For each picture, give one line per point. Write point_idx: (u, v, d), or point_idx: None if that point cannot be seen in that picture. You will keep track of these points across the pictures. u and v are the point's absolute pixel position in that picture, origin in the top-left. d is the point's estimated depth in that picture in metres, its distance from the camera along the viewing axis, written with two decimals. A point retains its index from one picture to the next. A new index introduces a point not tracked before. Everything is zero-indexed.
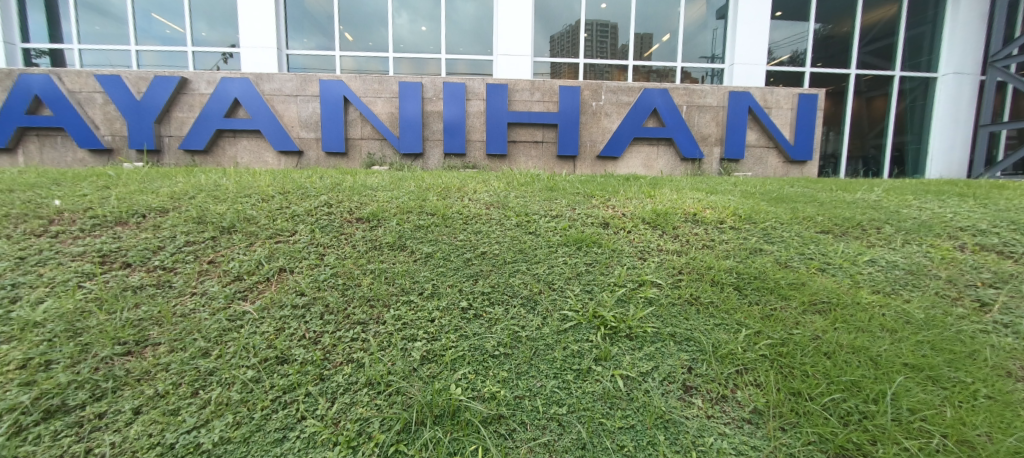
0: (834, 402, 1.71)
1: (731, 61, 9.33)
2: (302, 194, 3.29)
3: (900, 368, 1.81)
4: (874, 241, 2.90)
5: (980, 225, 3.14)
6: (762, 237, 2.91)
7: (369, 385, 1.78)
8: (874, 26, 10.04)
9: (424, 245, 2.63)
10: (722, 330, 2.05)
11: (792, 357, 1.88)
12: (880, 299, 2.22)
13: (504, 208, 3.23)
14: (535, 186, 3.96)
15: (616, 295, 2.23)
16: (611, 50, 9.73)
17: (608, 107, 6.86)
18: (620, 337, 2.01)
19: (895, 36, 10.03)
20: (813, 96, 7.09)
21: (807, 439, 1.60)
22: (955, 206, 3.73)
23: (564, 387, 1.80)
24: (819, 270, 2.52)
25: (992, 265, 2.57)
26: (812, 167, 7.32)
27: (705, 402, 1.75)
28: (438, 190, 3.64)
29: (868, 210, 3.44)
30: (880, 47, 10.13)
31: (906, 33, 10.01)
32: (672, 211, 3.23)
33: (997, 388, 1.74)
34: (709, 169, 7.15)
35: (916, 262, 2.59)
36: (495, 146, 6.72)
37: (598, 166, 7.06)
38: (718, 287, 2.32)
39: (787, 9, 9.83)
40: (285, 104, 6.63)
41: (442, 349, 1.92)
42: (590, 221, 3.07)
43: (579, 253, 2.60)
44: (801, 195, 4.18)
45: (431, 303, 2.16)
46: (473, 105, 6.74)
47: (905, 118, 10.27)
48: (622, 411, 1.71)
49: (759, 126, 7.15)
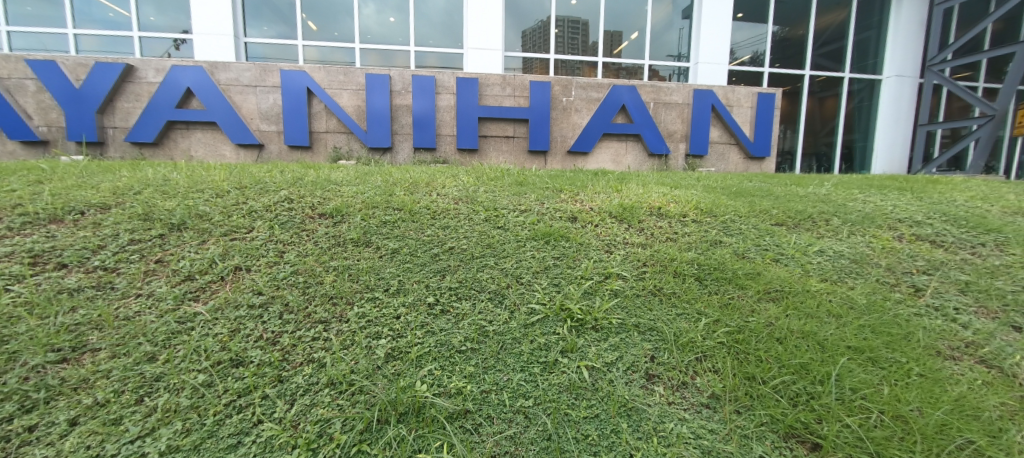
0: (785, 385, 1.80)
1: (695, 60, 9.60)
2: (260, 188, 3.17)
3: (843, 351, 1.93)
4: (822, 232, 3.07)
5: (916, 216, 3.38)
6: (721, 229, 3.02)
7: (330, 385, 1.74)
8: (827, 29, 10.55)
9: (390, 240, 2.58)
10: (683, 319, 2.12)
11: (747, 343, 1.97)
12: (827, 287, 2.36)
13: (472, 202, 3.21)
14: (505, 181, 3.95)
15: (583, 288, 2.27)
16: (582, 46, 9.80)
17: (578, 103, 6.91)
18: (586, 329, 2.05)
19: (845, 39, 10.58)
20: (771, 95, 7.41)
21: (760, 421, 1.68)
22: (895, 199, 4.00)
23: (531, 380, 1.82)
24: (773, 261, 2.65)
25: (926, 253, 2.76)
26: (770, 163, 7.65)
27: (667, 390, 1.81)
28: (405, 185, 3.59)
29: (818, 204, 3.63)
30: (831, 50, 10.67)
31: (855, 37, 10.58)
32: (637, 205, 3.30)
33: (927, 366, 1.88)
34: (675, 164, 7.33)
35: (860, 251, 2.76)
36: (466, 141, 6.66)
37: (569, 160, 7.12)
38: (680, 278, 2.40)
39: (747, 10, 10.19)
40: (242, 95, 6.34)
41: (407, 346, 1.90)
42: (558, 215, 3.10)
43: (547, 248, 2.62)
44: (758, 190, 4.35)
45: (397, 299, 2.14)
46: (443, 99, 6.64)
47: (854, 117, 10.87)
48: (587, 401, 1.74)
49: (721, 123, 7.40)
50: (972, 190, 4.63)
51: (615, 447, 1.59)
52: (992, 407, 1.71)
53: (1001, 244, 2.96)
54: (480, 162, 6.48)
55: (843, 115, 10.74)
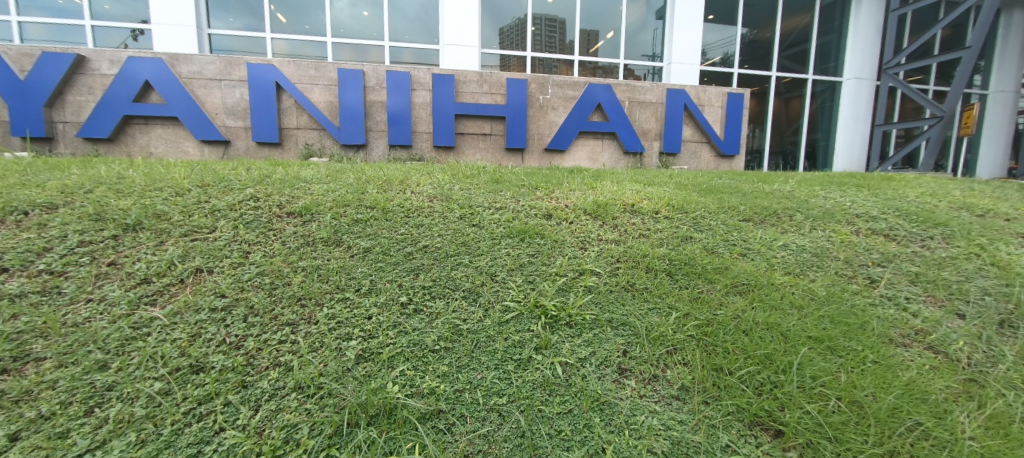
0: (751, 375, 1.86)
1: (669, 60, 9.78)
2: (224, 186, 3.05)
3: (805, 341, 2.01)
4: (786, 227, 3.18)
5: (872, 212, 3.55)
6: (692, 225, 3.10)
7: (297, 389, 1.69)
8: (792, 32, 10.93)
9: (361, 239, 2.53)
10: (655, 314, 2.16)
11: (715, 336, 2.02)
12: (791, 280, 2.45)
13: (447, 200, 3.18)
14: (481, 178, 3.92)
15: (557, 285, 2.28)
16: (559, 45, 9.84)
17: (554, 101, 6.94)
18: (560, 325, 2.06)
19: (809, 42, 10.98)
20: (740, 95, 7.63)
21: (727, 410, 1.73)
22: (854, 196, 4.19)
23: (504, 378, 1.81)
24: (740, 255, 2.73)
25: (881, 247, 2.90)
26: (739, 161, 7.88)
27: (639, 383, 1.84)
28: (379, 182, 3.52)
29: (783, 200, 3.77)
30: (796, 52, 11.06)
31: (818, 40, 11.01)
32: (612, 202, 3.34)
33: (881, 353, 1.97)
34: (649, 162, 7.45)
35: (821, 245, 2.88)
36: (442, 138, 6.59)
37: (546, 158, 7.14)
38: (653, 274, 2.44)
39: (718, 12, 10.44)
40: (206, 89, 6.08)
41: (379, 347, 1.87)
42: (533, 212, 3.11)
43: (522, 245, 2.62)
44: (727, 187, 4.48)
45: (369, 299, 2.10)
46: (419, 96, 6.55)
47: (817, 118, 11.30)
48: (560, 397, 1.75)
49: (693, 122, 7.57)
50: (922, 187, 4.89)
51: (588, 442, 1.61)
52: (938, 391, 1.81)
53: (948, 237, 3.13)
54: (456, 160, 6.43)
55: (807, 115, 11.16)
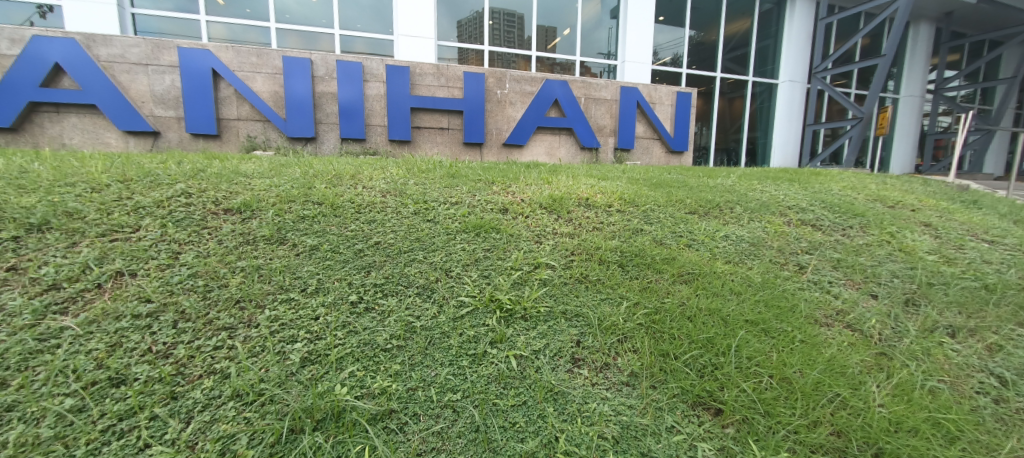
0: (695, 358, 1.95)
1: (622, 59, 10.07)
2: (150, 181, 2.81)
3: (743, 324, 2.13)
4: (728, 219, 3.36)
5: (802, 204, 3.82)
6: (642, 218, 3.20)
7: (235, 397, 1.59)
8: (735, 35, 11.51)
9: (308, 237, 2.41)
10: (607, 303, 2.21)
11: (663, 323, 2.11)
12: (731, 268, 2.59)
13: (401, 195, 3.10)
14: (436, 173, 3.85)
15: (512, 279, 2.29)
16: (518, 40, 9.81)
17: (512, 95, 6.92)
18: (514, 319, 2.06)
19: (750, 45, 11.62)
20: (688, 94, 7.97)
21: (672, 393, 1.81)
22: (787, 190, 4.49)
23: (459, 373, 1.80)
24: (686, 246, 2.85)
25: (809, 236, 3.13)
26: (688, 157, 8.23)
27: (591, 372, 1.88)
28: (327, 177, 3.37)
29: (725, 194, 3.97)
30: (739, 55, 11.66)
31: (757, 44, 11.69)
32: (567, 196, 3.38)
33: (808, 333, 2.13)
34: (605, 157, 7.62)
35: (758, 235, 3.06)
36: (397, 132, 6.40)
37: (504, 153, 7.12)
38: (605, 265, 2.50)
39: (668, 13, 10.82)
40: (130, 75, 5.58)
41: (326, 349, 1.79)
42: (489, 207, 3.09)
43: (477, 240, 2.60)
44: (675, 181, 4.67)
45: (316, 299, 2.00)
46: (372, 87, 6.31)
47: (757, 116, 12.00)
48: (515, 390, 1.76)
49: (646, 119, 7.83)
50: (845, 182, 5.32)
51: (541, 432, 1.63)
52: (855, 364, 1.98)
53: (865, 226, 3.43)
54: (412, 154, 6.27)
55: (748, 114, 11.80)
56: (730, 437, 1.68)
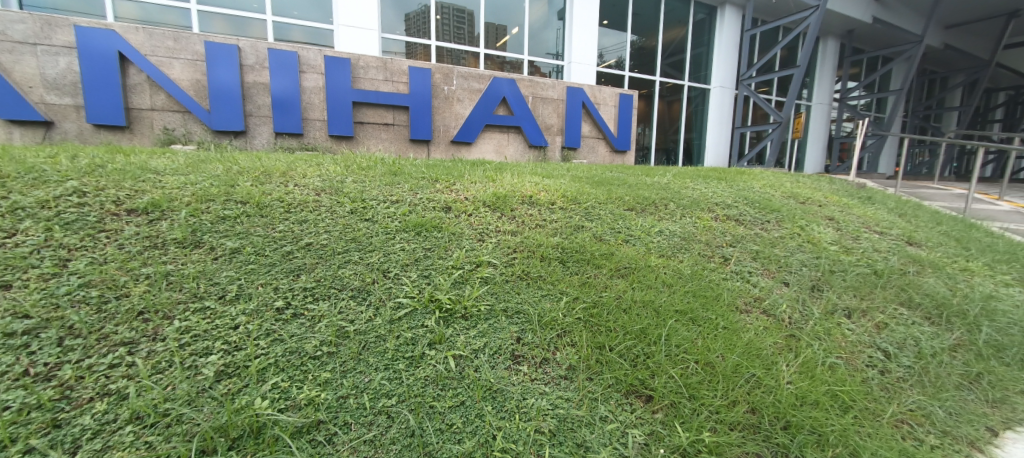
0: (628, 349, 2.02)
1: (569, 59, 10.31)
2: (33, 179, 2.47)
3: (672, 315, 2.24)
4: (662, 215, 3.53)
5: (728, 201, 4.08)
6: (583, 215, 3.27)
7: (134, 421, 1.45)
8: (673, 42, 12.10)
9: (228, 239, 2.23)
10: (548, 299, 2.24)
11: (600, 316, 2.17)
12: (663, 261, 2.72)
13: (336, 194, 2.95)
14: (377, 170, 3.72)
15: (453, 278, 2.25)
16: (468, 36, 9.68)
17: (460, 92, 6.81)
18: (454, 318, 2.03)
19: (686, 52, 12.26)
20: (629, 96, 8.32)
21: (607, 384, 1.86)
22: (716, 187, 4.79)
23: (395, 377, 1.74)
24: (624, 241, 2.96)
25: (733, 230, 3.35)
26: (630, 157, 8.57)
27: (530, 368, 1.90)
28: (253, 174, 3.14)
29: (661, 191, 4.16)
30: (676, 60, 12.27)
31: (692, 51, 12.36)
32: (510, 194, 3.39)
33: (730, 320, 2.27)
34: (553, 155, 7.73)
35: (688, 230, 3.24)
36: (338, 127, 6.10)
37: (451, 150, 7.00)
38: (547, 262, 2.53)
39: (612, 17, 11.18)
40: (14, 55, 4.91)
41: (246, 360, 1.66)
42: (431, 205, 3.03)
43: (418, 239, 2.53)
44: (615, 178, 4.83)
45: (235, 307, 1.85)
46: (309, 79, 5.96)
47: (692, 119, 12.70)
48: (453, 390, 1.73)
49: (591, 119, 8.06)
50: (766, 180, 5.76)
51: (478, 431, 1.62)
52: (768, 346, 2.15)
53: (780, 220, 3.74)
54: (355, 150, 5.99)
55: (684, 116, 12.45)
56: (659, 421, 1.75)
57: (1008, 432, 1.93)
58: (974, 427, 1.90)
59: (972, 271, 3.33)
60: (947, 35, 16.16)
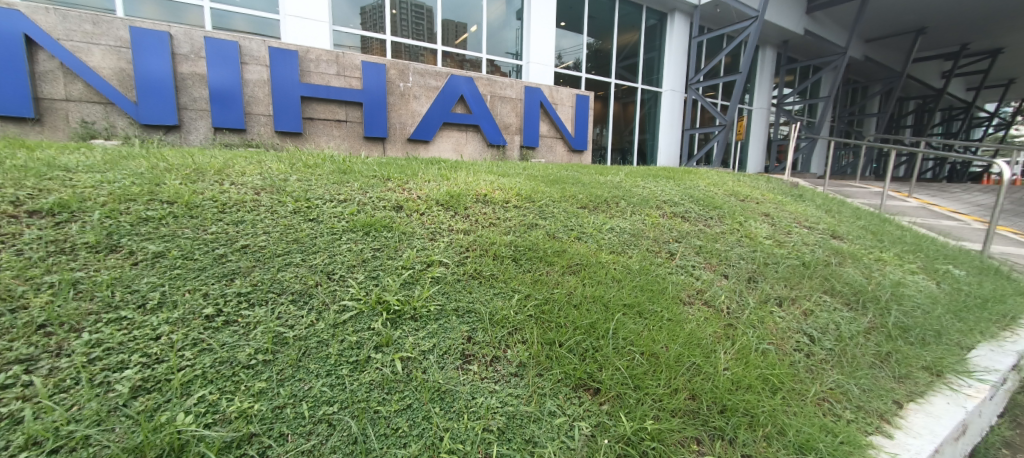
0: (577, 344, 2.05)
1: (528, 59, 10.37)
2: None
3: (621, 309, 2.30)
4: (613, 213, 3.62)
5: (675, 199, 4.25)
6: (537, 213, 3.29)
7: (30, 447, 1.32)
8: (627, 45, 12.44)
9: (150, 243, 2.05)
10: (499, 297, 2.23)
11: (551, 312, 2.18)
12: (613, 257, 2.79)
13: (278, 192, 2.80)
14: (325, 168, 3.57)
15: (402, 278, 2.19)
16: (427, 33, 9.46)
17: (416, 89, 6.65)
18: (403, 320, 1.98)
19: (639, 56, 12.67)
20: (585, 97, 8.49)
21: (556, 378, 1.88)
22: (665, 186, 4.98)
23: (337, 383, 1.67)
24: (576, 238, 3.01)
25: (678, 227, 3.49)
26: (587, 157, 8.75)
27: (480, 366, 1.88)
28: (183, 172, 2.92)
29: (612, 190, 4.27)
30: (630, 63, 12.63)
31: (645, 55, 12.78)
32: (464, 192, 3.35)
33: (673, 312, 2.37)
34: (511, 155, 7.74)
35: (637, 227, 3.34)
36: (286, 123, 5.79)
37: (409, 148, 6.81)
38: (499, 261, 2.52)
39: (569, 19, 11.34)
40: None
41: (167, 374, 1.54)
42: (382, 204, 2.93)
43: (366, 239, 2.45)
44: (570, 177, 4.90)
45: (157, 316, 1.71)
46: (252, 71, 5.62)
47: (646, 121, 13.13)
48: (399, 394, 1.69)
49: (549, 119, 8.15)
50: (710, 179, 6.06)
51: (425, 434, 1.59)
52: (708, 336, 2.26)
53: (721, 217, 3.94)
54: (304, 147, 5.71)
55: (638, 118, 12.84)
56: (605, 412, 1.79)
57: (911, 404, 2.14)
58: (883, 401, 2.09)
59: (885, 260, 3.67)
60: (866, 48, 17.69)
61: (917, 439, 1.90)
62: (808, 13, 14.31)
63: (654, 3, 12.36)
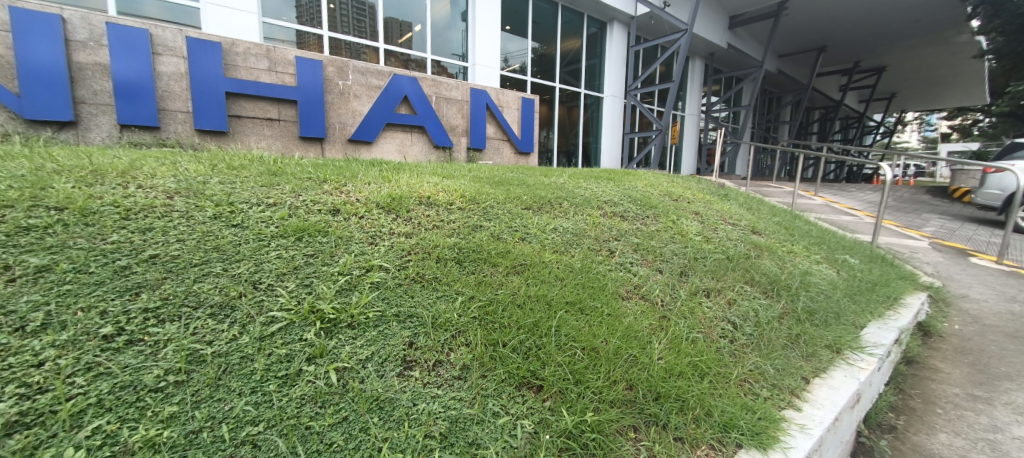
0: (521, 343, 2.05)
1: (473, 62, 10.39)
2: None
3: (564, 307, 2.33)
4: (557, 213, 3.67)
5: (615, 199, 4.39)
6: (482, 215, 3.27)
7: None
8: (571, 51, 12.75)
9: (34, 256, 1.82)
10: (443, 300, 2.18)
11: (495, 313, 2.16)
12: (556, 257, 2.83)
13: (195, 196, 2.57)
14: (253, 169, 3.33)
15: (338, 285, 2.08)
16: (369, 31, 9.14)
17: (357, 88, 6.39)
18: (339, 329, 1.88)
19: (582, 62, 13.04)
20: (530, 100, 8.61)
21: (500, 378, 1.87)
22: (607, 187, 5.12)
23: (263, 401, 1.56)
24: (520, 239, 3.03)
25: (618, 226, 3.62)
26: (533, 159, 8.85)
27: (423, 372, 1.82)
28: (77, 174, 2.60)
29: (556, 191, 4.33)
30: (573, 69, 12.97)
31: (587, 62, 13.19)
32: (406, 195, 3.26)
33: (613, 307, 2.44)
34: (458, 157, 7.65)
35: (580, 227, 3.42)
36: (208, 121, 5.34)
37: (350, 149, 6.53)
38: (442, 263, 2.47)
39: (514, 23, 11.42)
40: None
41: (54, 404, 1.40)
42: (316, 208, 2.78)
43: (298, 245, 2.30)
44: (515, 179, 4.91)
45: (41, 339, 1.53)
46: (166, 62, 5.12)
47: (589, 124, 13.52)
48: (335, 406, 1.60)
49: (495, 121, 8.15)
50: (648, 180, 6.35)
51: (362, 446, 1.52)
52: (644, 328, 2.35)
53: (657, 215, 4.13)
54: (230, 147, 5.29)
55: (582, 122, 13.19)
56: (548, 408, 1.80)
57: (816, 378, 2.35)
58: (794, 378, 2.27)
59: (796, 252, 4.03)
60: (779, 62, 19.45)
61: (821, 409, 2.09)
62: (731, 29, 15.59)
63: (594, 11, 12.80)
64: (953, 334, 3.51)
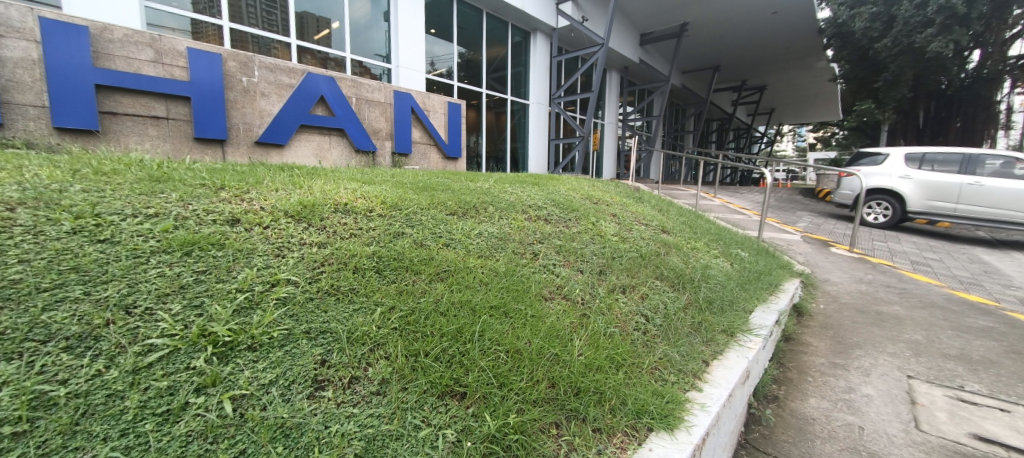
0: (443, 351, 1.98)
1: (397, 63, 10.07)
2: None
3: (488, 311, 2.30)
4: (481, 218, 3.65)
5: (539, 204, 4.46)
6: (404, 222, 3.14)
7: None
8: (495, 58, 12.87)
9: None
10: (360, 313, 2.04)
11: (417, 323, 2.07)
12: (480, 262, 2.80)
13: (50, 207, 2.18)
14: (128, 175, 2.91)
15: (236, 303, 1.87)
16: (279, 24, 8.48)
17: (263, 85, 5.88)
18: (236, 352, 1.68)
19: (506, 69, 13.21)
20: (456, 104, 8.53)
21: (421, 390, 1.79)
22: (529, 191, 5.22)
23: (134, 444, 1.38)
24: (444, 245, 2.95)
25: (541, 228, 3.69)
26: (461, 163, 8.77)
27: (336, 391, 1.69)
28: None
29: (480, 196, 4.31)
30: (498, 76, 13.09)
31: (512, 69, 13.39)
32: (319, 202, 3.04)
33: (536, 308, 2.46)
34: (382, 161, 7.33)
35: (504, 231, 3.43)
36: (75, 119, 4.62)
37: (257, 152, 5.99)
38: (360, 273, 2.32)
39: (439, 27, 11.25)
40: None
41: None
42: (210, 218, 2.48)
43: (186, 261, 2.03)
44: (439, 184, 4.81)
45: None
46: (11, 46, 4.31)
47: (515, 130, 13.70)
48: (229, 440, 1.45)
49: (420, 125, 7.94)
50: (571, 184, 6.58)
51: None
52: (566, 327, 2.39)
53: (578, 218, 4.28)
54: (105, 149, 4.61)
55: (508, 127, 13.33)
56: (471, 415, 1.75)
57: (714, 361, 2.55)
58: (696, 362, 2.46)
59: (698, 248, 4.39)
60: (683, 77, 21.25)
61: (718, 388, 2.28)
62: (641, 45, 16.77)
63: (519, 21, 13.04)
64: (819, 312, 4.04)
